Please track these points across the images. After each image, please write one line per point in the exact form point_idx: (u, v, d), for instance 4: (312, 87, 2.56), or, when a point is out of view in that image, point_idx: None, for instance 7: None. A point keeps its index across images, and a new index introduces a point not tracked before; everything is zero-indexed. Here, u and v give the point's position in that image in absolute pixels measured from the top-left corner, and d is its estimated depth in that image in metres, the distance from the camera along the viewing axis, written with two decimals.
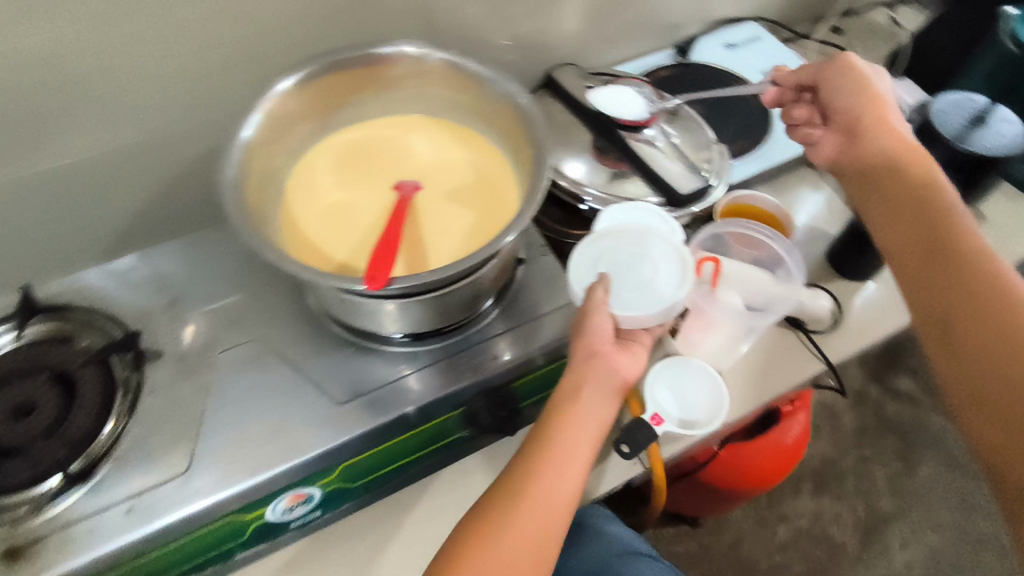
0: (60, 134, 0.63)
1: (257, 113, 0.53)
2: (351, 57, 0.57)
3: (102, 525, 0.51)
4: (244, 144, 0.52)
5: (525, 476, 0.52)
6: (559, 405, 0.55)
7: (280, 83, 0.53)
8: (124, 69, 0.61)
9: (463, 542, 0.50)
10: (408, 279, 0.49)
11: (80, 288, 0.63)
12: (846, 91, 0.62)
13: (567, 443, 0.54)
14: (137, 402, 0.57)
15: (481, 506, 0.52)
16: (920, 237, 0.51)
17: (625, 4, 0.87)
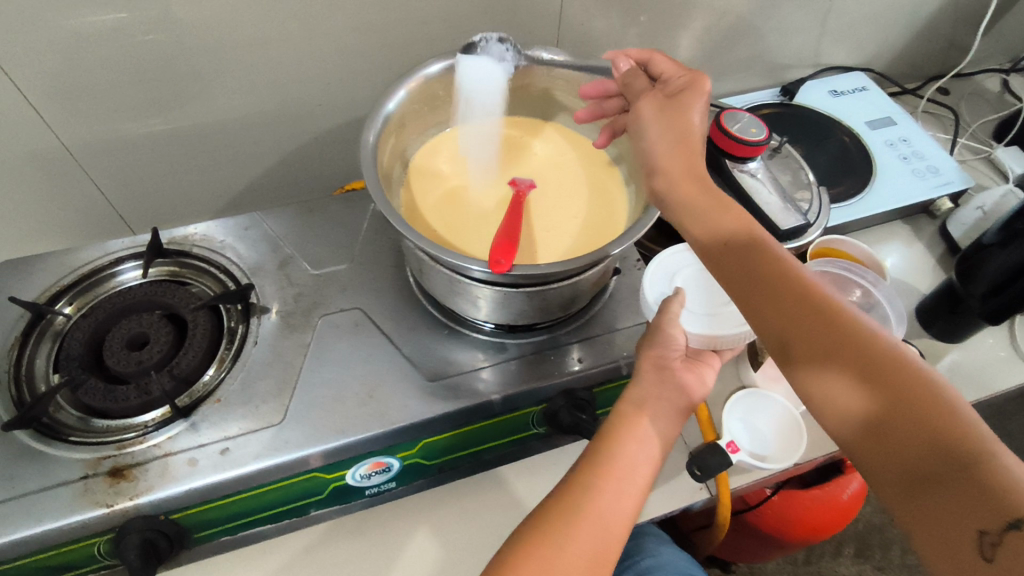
0: (209, 93, 0.68)
1: (402, 90, 0.55)
2: (494, 52, 0.59)
3: (198, 459, 0.54)
4: (385, 118, 0.54)
5: (589, 478, 0.51)
6: (625, 412, 0.54)
7: (428, 67, 0.56)
8: (276, 41, 0.66)
9: (525, 537, 0.49)
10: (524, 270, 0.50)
11: (199, 238, 0.67)
12: (667, 114, 0.53)
13: (634, 450, 0.52)
14: (240, 350, 0.60)
15: (544, 504, 0.51)
16: (737, 262, 0.46)
17: (741, 39, 0.88)
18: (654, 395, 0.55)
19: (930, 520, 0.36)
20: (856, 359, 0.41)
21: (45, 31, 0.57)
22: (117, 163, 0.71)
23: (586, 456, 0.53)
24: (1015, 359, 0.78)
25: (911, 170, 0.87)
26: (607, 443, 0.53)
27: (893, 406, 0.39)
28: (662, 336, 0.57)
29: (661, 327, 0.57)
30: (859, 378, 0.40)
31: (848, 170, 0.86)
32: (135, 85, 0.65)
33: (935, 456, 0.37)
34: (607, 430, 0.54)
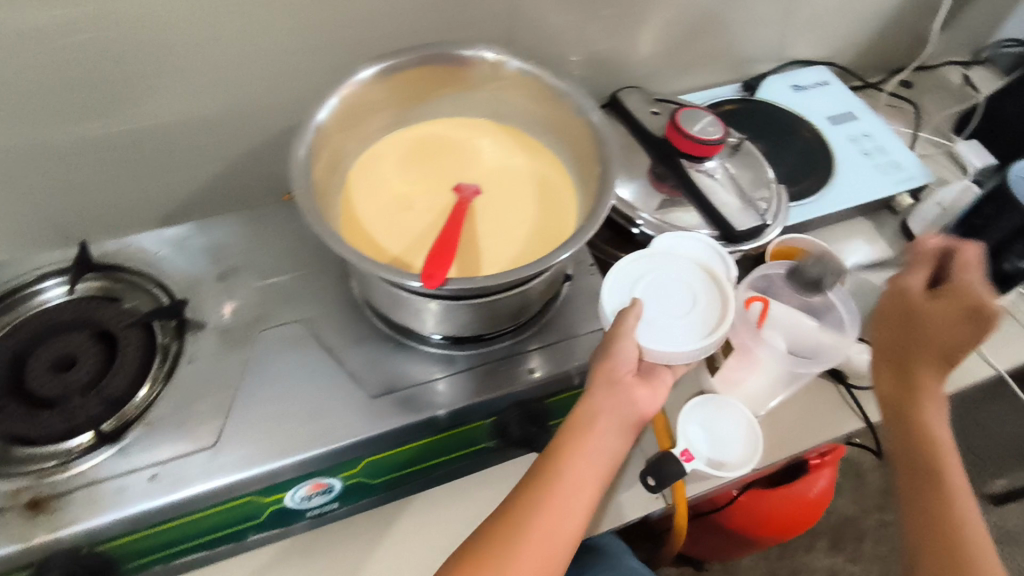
0: (143, 97, 0.65)
1: (334, 100, 0.53)
2: (432, 54, 0.57)
3: (127, 488, 0.51)
4: (316, 129, 0.53)
5: (537, 501, 0.50)
6: (575, 430, 0.52)
7: (359, 74, 0.54)
8: (213, 42, 0.63)
9: (469, 561, 0.48)
10: (462, 282, 0.48)
11: (134, 250, 0.64)
12: (940, 307, 0.54)
13: (582, 470, 0.51)
14: (173, 369, 0.57)
15: (489, 524, 0.50)
16: (912, 410, 0.55)
17: (703, 34, 0.86)
18: (605, 413, 0.53)
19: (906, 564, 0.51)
20: (926, 488, 0.53)
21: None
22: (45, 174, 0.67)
23: (535, 475, 0.51)
24: (975, 356, 0.77)
25: (873, 166, 0.86)
26: (556, 463, 0.51)
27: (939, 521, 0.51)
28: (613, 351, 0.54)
29: (619, 337, 0.54)
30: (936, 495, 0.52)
31: (809, 166, 0.85)
32: (62, 91, 0.61)
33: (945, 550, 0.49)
34: (558, 449, 0.52)
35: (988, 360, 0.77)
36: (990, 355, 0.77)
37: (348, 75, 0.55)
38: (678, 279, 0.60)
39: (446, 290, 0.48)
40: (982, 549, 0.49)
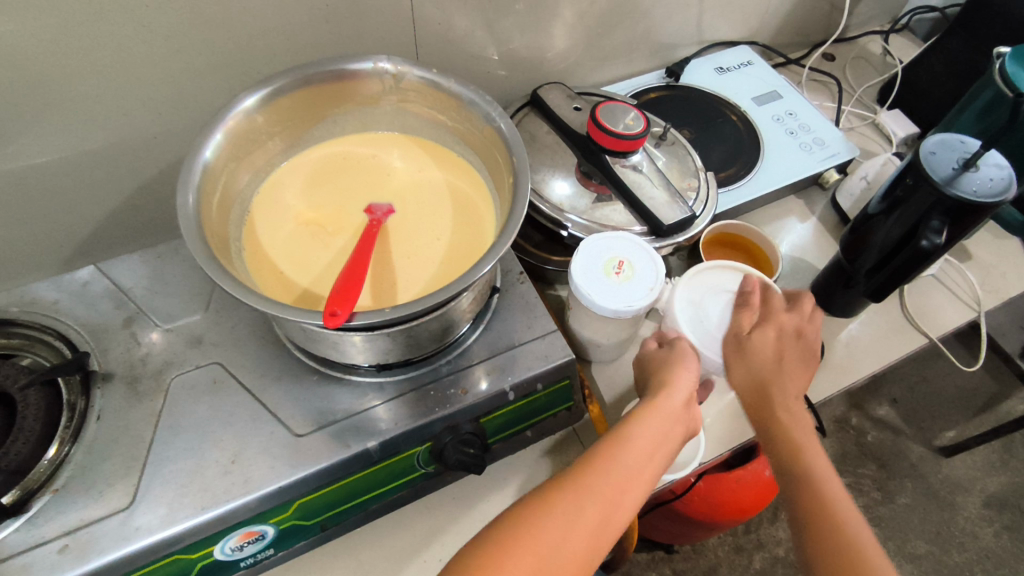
0: (16, 139, 0.59)
1: (217, 133, 0.50)
2: (324, 72, 0.53)
3: (35, 563, 0.48)
4: (202, 166, 0.49)
5: (580, 497, 0.50)
6: (629, 439, 0.53)
7: (242, 101, 0.50)
8: (83, 72, 0.58)
9: (508, 540, 0.47)
10: (372, 314, 0.45)
11: (30, 302, 0.60)
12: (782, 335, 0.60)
13: (631, 479, 0.52)
14: (82, 428, 0.54)
15: (529, 508, 0.49)
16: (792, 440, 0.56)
17: (619, 24, 0.85)
18: (661, 423, 0.55)
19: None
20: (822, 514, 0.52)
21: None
22: None
23: (576, 472, 0.52)
24: (908, 326, 0.78)
25: (798, 144, 0.87)
26: (602, 464, 0.52)
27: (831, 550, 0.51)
28: (673, 372, 0.58)
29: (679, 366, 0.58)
30: (829, 523, 0.52)
31: (736, 150, 0.85)
32: None
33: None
34: (607, 452, 0.53)
35: (921, 329, 0.78)
36: (923, 323, 0.79)
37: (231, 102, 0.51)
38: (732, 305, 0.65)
39: (356, 325, 0.45)
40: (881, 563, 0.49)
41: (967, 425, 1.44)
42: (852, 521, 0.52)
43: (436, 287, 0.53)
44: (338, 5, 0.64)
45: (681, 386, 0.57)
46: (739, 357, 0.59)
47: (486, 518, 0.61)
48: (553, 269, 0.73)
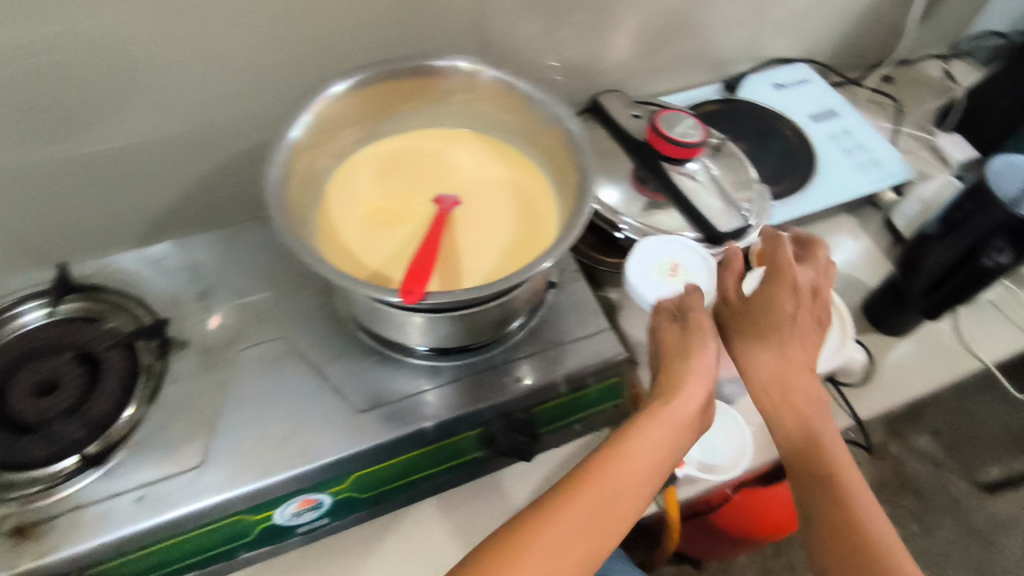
0: (111, 117, 0.64)
1: (306, 114, 0.54)
2: (407, 66, 0.57)
3: (111, 512, 0.51)
4: (290, 143, 0.52)
5: (591, 487, 0.48)
6: (647, 431, 0.51)
7: (331, 86, 0.55)
8: (176, 58, 0.62)
9: (522, 526, 0.46)
10: (441, 296, 0.48)
11: (114, 271, 0.64)
12: (773, 290, 0.56)
13: (644, 472, 0.50)
14: (157, 389, 0.57)
15: (544, 501, 0.48)
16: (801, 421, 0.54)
17: (679, 37, 0.87)
18: (682, 413, 0.53)
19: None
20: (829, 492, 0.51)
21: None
22: (22, 199, 0.66)
23: (591, 461, 0.50)
24: (962, 349, 0.77)
25: (854, 163, 0.87)
26: (618, 455, 0.50)
27: (844, 537, 0.49)
28: (690, 363, 0.54)
29: (700, 334, 0.55)
30: (840, 508, 0.50)
31: (791, 164, 0.86)
32: (32, 112, 0.61)
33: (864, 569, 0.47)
34: (623, 442, 0.51)
35: (975, 353, 0.77)
36: (977, 347, 0.78)
37: (323, 87, 0.56)
38: None
39: (427, 304, 0.48)
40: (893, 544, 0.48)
41: (1013, 463, 1.39)
42: (866, 504, 0.50)
43: (499, 275, 0.55)
44: (414, 8, 0.67)
45: (699, 376, 0.54)
46: (750, 329, 0.56)
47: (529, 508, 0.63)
48: (605, 271, 0.75)
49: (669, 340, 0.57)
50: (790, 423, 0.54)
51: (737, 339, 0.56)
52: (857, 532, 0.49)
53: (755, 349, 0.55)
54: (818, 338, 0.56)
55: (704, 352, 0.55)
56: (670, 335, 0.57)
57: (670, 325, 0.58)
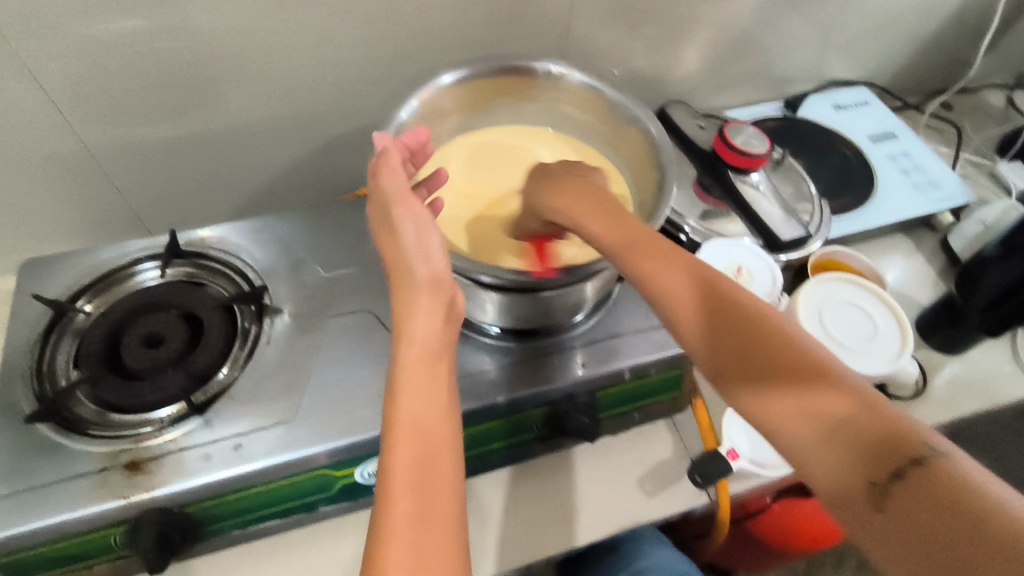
0: (225, 101, 0.70)
1: (415, 99, 0.59)
2: (506, 63, 0.62)
3: (211, 456, 0.55)
4: (398, 124, 0.58)
5: (410, 422, 0.41)
6: (406, 350, 0.44)
7: (443, 77, 0.60)
8: (289, 50, 0.68)
9: (390, 492, 0.38)
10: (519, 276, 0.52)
11: (216, 240, 0.70)
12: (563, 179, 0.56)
13: (442, 398, 0.43)
14: (254, 350, 0.62)
15: (393, 461, 0.39)
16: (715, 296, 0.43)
17: (746, 54, 0.90)
18: (435, 316, 0.46)
19: (881, 537, 0.31)
20: (746, 341, 0.41)
21: (59, 34, 0.59)
22: (136, 169, 0.73)
23: (391, 393, 0.42)
24: (1016, 371, 0.78)
25: (912, 184, 0.89)
26: (401, 389, 0.42)
27: (788, 402, 0.37)
28: (409, 256, 0.49)
29: (561, 196, 0.55)
30: (773, 352, 0.39)
31: (849, 182, 0.88)
32: (156, 92, 0.67)
33: (850, 438, 0.34)
34: (406, 370, 0.43)
35: None
36: None
37: (432, 78, 0.61)
38: (855, 318, 0.67)
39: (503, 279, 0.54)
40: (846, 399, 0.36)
41: None
42: (800, 354, 0.39)
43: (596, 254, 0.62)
44: (506, 14, 0.72)
45: (424, 262, 0.48)
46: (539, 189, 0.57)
47: (587, 489, 0.66)
48: None
49: (385, 248, 0.51)
50: (653, 268, 0.46)
51: (407, 227, 0.50)
52: (808, 382, 0.37)
53: (545, 196, 0.55)
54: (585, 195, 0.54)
55: (395, 243, 0.50)
56: (568, 196, 0.54)
57: (383, 232, 0.52)
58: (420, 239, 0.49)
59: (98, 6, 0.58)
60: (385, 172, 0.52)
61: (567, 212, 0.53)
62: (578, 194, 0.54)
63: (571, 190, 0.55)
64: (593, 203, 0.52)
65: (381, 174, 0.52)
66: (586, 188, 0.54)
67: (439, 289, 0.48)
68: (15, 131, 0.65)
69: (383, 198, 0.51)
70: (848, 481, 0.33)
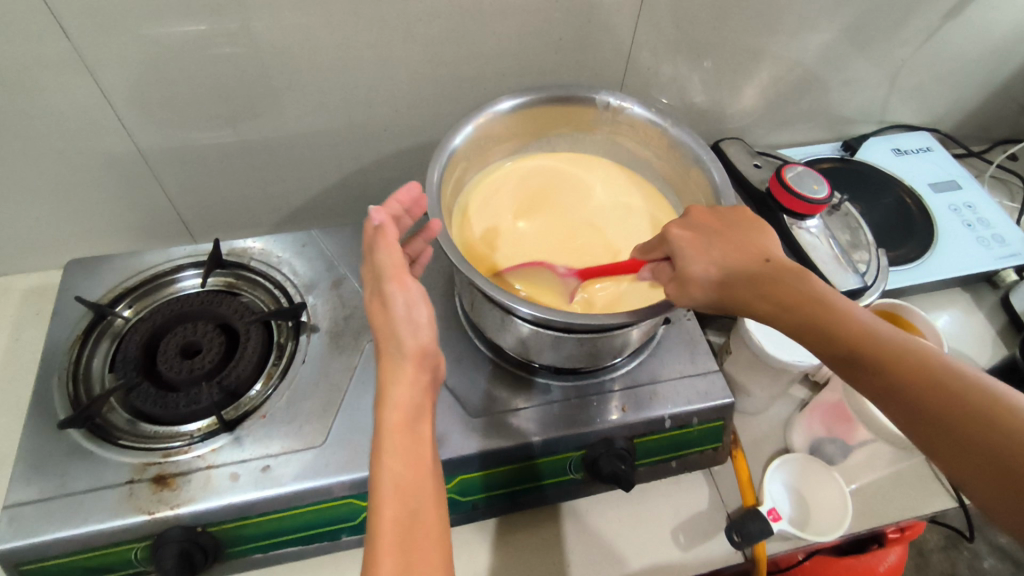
0: (279, 112, 0.70)
1: (471, 124, 0.60)
2: (566, 94, 0.63)
3: (239, 476, 0.54)
4: (452, 147, 0.59)
5: (395, 483, 0.42)
6: (388, 414, 0.44)
7: (500, 103, 0.61)
8: (347, 65, 0.67)
9: (375, 555, 0.39)
10: (567, 316, 0.50)
11: (259, 251, 0.69)
12: (704, 236, 0.52)
13: (424, 459, 0.44)
14: (288, 367, 0.61)
15: (374, 525, 0.40)
16: (805, 312, 0.47)
17: (808, 93, 0.88)
18: (420, 380, 0.46)
19: (989, 502, 0.39)
20: (858, 364, 0.44)
21: (124, 38, 0.59)
22: (186, 173, 0.73)
23: (373, 456, 0.43)
24: None
25: (975, 237, 0.85)
26: (384, 452, 0.43)
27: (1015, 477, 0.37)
28: (398, 328, 0.46)
29: (704, 257, 0.50)
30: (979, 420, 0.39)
31: (908, 231, 0.85)
32: (212, 99, 0.66)
33: (973, 432, 0.39)
34: (388, 434, 0.43)
35: None
36: None
37: (490, 102, 0.62)
38: None
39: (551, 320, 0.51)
40: (971, 409, 0.40)
41: None
42: (909, 361, 0.43)
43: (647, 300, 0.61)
44: (569, 41, 0.71)
45: (410, 329, 0.46)
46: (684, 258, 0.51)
47: (617, 538, 0.63)
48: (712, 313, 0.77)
49: (374, 317, 0.48)
50: (791, 293, 0.47)
51: (394, 299, 0.46)
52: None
53: (697, 262, 0.50)
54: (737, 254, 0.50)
55: (383, 310, 0.47)
56: (739, 261, 0.50)
57: (373, 297, 0.49)
58: (408, 313, 0.46)
59: (163, 13, 0.58)
60: (383, 247, 0.48)
61: (746, 287, 0.49)
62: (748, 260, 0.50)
63: (743, 253, 0.50)
64: (773, 273, 0.49)
65: (377, 249, 0.48)
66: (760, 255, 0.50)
67: (427, 360, 0.47)
68: (72, 131, 0.65)
69: (379, 272, 0.48)
70: (966, 466, 0.39)
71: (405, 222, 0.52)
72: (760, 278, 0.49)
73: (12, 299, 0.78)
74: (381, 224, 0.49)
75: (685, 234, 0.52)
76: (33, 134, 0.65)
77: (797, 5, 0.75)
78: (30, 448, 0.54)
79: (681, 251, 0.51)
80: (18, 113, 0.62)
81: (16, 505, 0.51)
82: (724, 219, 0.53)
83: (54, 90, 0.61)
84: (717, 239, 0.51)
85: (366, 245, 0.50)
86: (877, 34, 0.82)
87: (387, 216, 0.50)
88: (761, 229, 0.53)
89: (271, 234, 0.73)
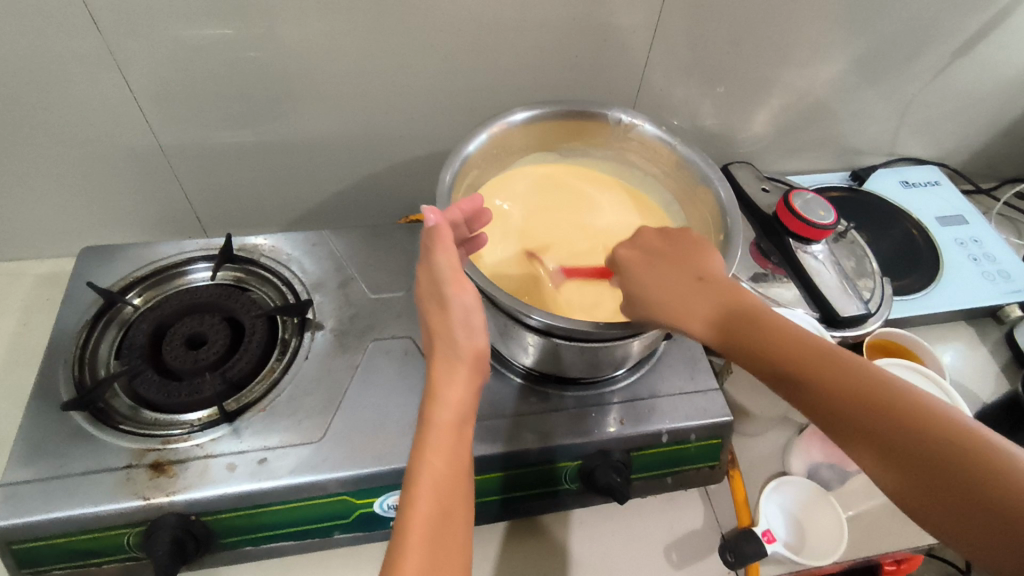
0: (299, 114, 0.71)
1: (485, 133, 0.61)
2: (584, 110, 0.64)
3: (237, 467, 0.54)
4: (466, 153, 0.60)
5: (432, 482, 0.42)
6: (438, 413, 0.45)
7: (515, 115, 0.62)
8: (369, 73, 0.69)
9: (402, 548, 0.39)
10: (559, 321, 0.50)
11: (269, 248, 0.70)
12: (655, 256, 0.56)
13: (461, 463, 0.45)
14: (291, 363, 0.62)
15: (408, 517, 0.41)
16: (769, 345, 0.48)
17: (817, 122, 0.89)
18: (471, 384, 0.47)
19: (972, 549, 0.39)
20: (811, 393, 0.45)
21: (152, 35, 0.61)
22: (203, 170, 0.74)
23: (416, 450, 0.44)
24: None
25: (981, 272, 0.85)
26: (428, 449, 0.44)
27: (866, 435, 0.43)
28: (455, 330, 0.47)
29: (635, 282, 0.55)
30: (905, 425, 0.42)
31: (914, 262, 0.85)
32: (234, 99, 0.68)
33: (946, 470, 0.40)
34: (434, 432, 0.44)
35: None
36: None
37: (505, 113, 0.63)
38: None
39: (544, 323, 0.51)
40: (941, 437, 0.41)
41: None
42: (862, 379, 0.44)
43: None
44: (585, 60, 0.73)
45: (467, 333, 0.47)
46: (637, 280, 0.55)
47: (610, 552, 0.63)
48: None
49: (431, 318, 0.49)
50: (734, 328, 0.49)
51: (454, 302, 0.47)
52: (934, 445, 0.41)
53: (646, 282, 0.54)
54: (678, 273, 0.53)
55: (442, 313, 0.48)
56: (676, 280, 0.53)
57: (430, 300, 0.49)
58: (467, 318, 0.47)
59: (193, 12, 0.60)
60: (440, 249, 0.48)
61: (687, 301, 0.51)
62: (686, 281, 0.53)
63: (683, 274, 0.53)
64: (711, 288, 0.52)
65: (432, 250, 0.49)
66: (695, 272, 0.53)
67: (478, 364, 0.48)
68: (95, 122, 0.67)
69: (434, 273, 0.48)
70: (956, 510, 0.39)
71: (458, 229, 0.52)
72: (767, 332, 0.48)
73: (23, 285, 0.79)
74: (438, 225, 0.49)
75: (638, 260, 0.57)
76: (58, 124, 0.66)
77: (810, 36, 0.77)
78: (33, 428, 0.55)
79: (633, 272, 0.56)
80: (46, 102, 0.64)
81: (14, 484, 0.51)
82: (667, 243, 0.57)
83: (83, 82, 0.63)
84: (673, 258, 0.55)
85: (423, 246, 0.50)
86: (889, 68, 0.84)
87: (442, 219, 0.50)
88: (703, 248, 0.55)
89: (280, 232, 0.74)
